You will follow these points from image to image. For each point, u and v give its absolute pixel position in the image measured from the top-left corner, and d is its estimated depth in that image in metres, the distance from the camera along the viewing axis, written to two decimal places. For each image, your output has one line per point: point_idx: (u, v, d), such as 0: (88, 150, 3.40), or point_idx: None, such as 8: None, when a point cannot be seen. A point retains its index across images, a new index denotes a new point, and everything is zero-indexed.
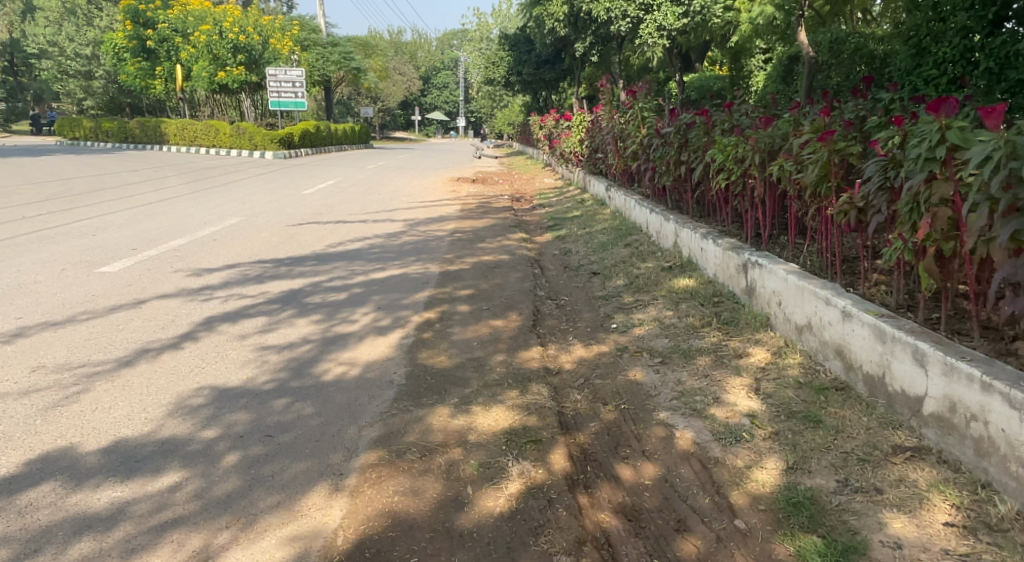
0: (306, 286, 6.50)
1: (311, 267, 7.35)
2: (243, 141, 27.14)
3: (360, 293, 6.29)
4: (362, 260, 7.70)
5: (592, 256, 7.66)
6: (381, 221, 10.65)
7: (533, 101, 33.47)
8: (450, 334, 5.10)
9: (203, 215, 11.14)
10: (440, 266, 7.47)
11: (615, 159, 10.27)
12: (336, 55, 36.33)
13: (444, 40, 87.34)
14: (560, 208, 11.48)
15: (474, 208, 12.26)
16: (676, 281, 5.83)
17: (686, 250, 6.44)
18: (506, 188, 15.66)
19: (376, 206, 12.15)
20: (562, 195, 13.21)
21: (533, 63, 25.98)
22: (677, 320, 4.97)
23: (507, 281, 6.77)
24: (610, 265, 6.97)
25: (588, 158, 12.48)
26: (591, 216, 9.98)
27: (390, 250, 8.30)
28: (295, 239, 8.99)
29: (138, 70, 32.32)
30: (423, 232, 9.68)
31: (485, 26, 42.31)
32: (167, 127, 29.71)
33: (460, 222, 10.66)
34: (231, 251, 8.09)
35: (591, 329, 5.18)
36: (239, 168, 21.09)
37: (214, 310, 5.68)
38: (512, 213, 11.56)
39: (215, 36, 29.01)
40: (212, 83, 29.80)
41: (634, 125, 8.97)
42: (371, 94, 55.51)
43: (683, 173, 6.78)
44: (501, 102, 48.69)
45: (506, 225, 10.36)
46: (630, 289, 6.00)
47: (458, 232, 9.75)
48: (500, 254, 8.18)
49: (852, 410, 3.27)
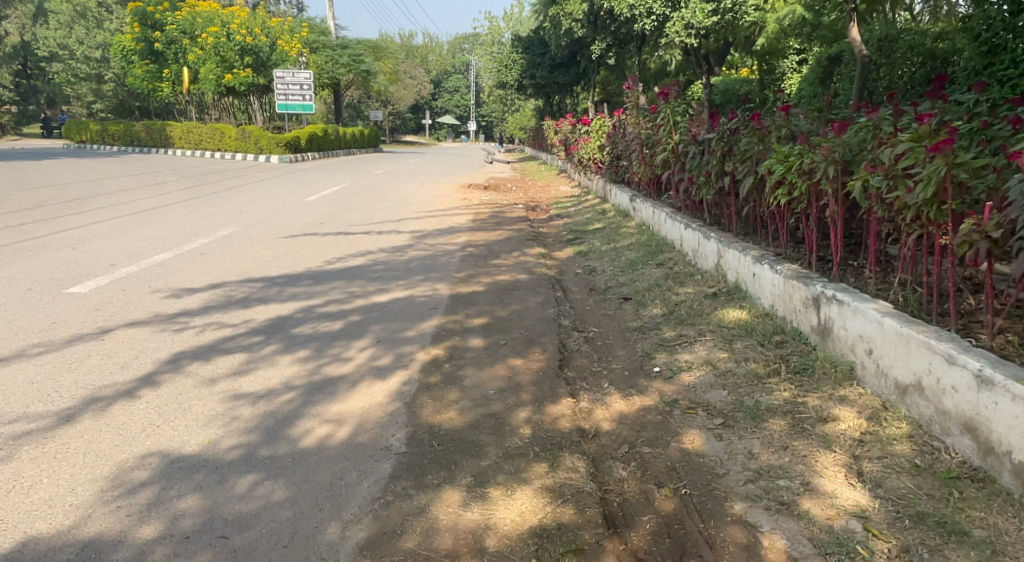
0: (298, 313, 5.70)
1: (305, 287, 6.57)
2: (248, 145, 26.27)
3: (358, 321, 5.49)
4: (361, 279, 6.92)
5: (621, 276, 6.83)
6: (387, 233, 9.86)
7: (547, 106, 32.57)
8: (461, 377, 4.28)
9: (197, 225, 10.37)
10: (450, 287, 6.67)
11: (642, 167, 9.44)
12: (345, 58, 35.64)
13: (455, 44, 86.74)
14: (579, 219, 10.67)
15: (486, 218, 11.45)
16: (725, 312, 4.99)
17: (732, 273, 5.59)
18: (520, 196, 14.84)
19: (381, 216, 11.38)
20: (581, 204, 12.39)
21: (547, 66, 25.10)
22: (734, 364, 4.12)
23: (526, 307, 5.95)
24: (643, 289, 6.13)
25: (610, 164, 11.65)
26: (615, 229, 9.16)
27: (395, 268, 7.51)
28: (291, 254, 8.20)
29: (146, 73, 31.73)
30: (431, 247, 8.88)
31: (498, 29, 41.45)
32: (173, 130, 29.07)
33: (472, 234, 9.86)
34: (218, 268, 7.29)
35: (629, 373, 4.34)
36: (244, 173, 20.39)
37: (188, 344, 4.90)
38: (528, 225, 10.74)
39: (223, 38, 28.55)
40: (219, 85, 29.25)
41: (665, 130, 8.15)
42: (382, 99, 54.88)
43: (727, 185, 5.95)
44: (511, 106, 47.87)
45: (522, 238, 9.54)
46: (669, 320, 5.16)
47: (469, 246, 8.94)
48: (516, 273, 7.36)
49: (1007, 519, 2.56)
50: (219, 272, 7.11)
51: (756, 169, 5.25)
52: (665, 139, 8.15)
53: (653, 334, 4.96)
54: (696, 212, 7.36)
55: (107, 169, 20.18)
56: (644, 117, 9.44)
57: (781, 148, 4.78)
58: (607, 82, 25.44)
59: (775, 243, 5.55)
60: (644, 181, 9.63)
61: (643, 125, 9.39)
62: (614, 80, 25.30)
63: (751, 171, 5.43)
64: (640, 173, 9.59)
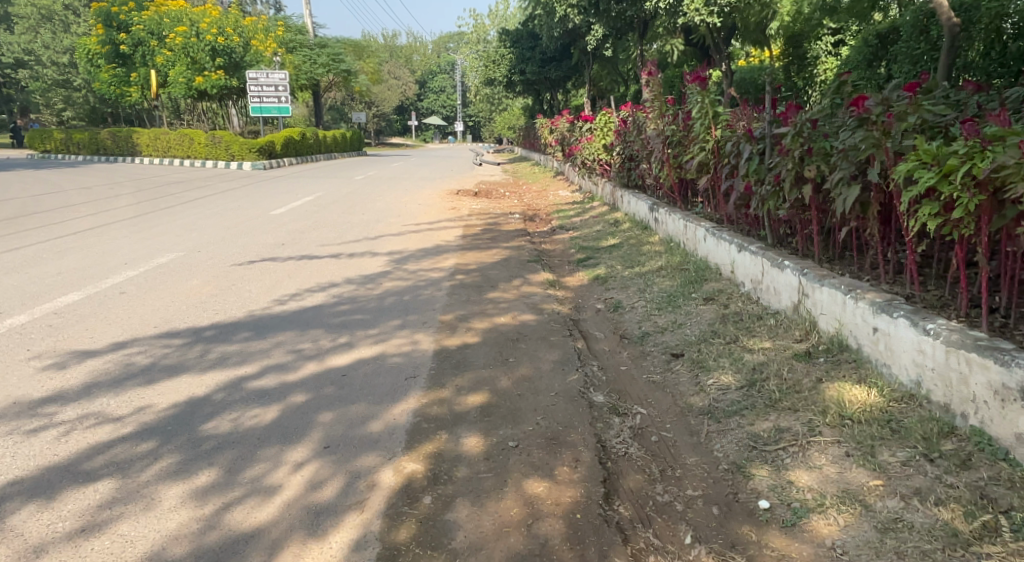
0: (219, 391, 4.00)
1: (240, 344, 4.91)
2: (219, 152, 24.45)
3: (303, 404, 3.84)
4: (318, 329, 5.27)
5: (661, 316, 5.21)
6: (361, 256, 8.22)
7: (536, 104, 30.95)
8: (451, 527, 2.68)
9: (134, 249, 8.67)
10: (436, 339, 5.03)
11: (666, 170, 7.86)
12: (324, 58, 33.78)
13: (439, 44, 85.28)
14: (589, 233, 9.12)
15: (478, 233, 9.84)
16: (839, 389, 3.39)
17: (832, 321, 3.98)
18: (515, 203, 13.25)
19: (355, 232, 9.76)
20: (586, 213, 10.82)
21: (538, 61, 23.46)
22: (899, 504, 2.61)
23: (541, 369, 4.32)
24: (696, 339, 4.53)
25: (620, 167, 10.08)
26: (636, 248, 7.58)
27: (365, 309, 5.86)
28: (236, 289, 6.54)
29: (113, 77, 29.73)
30: (414, 273, 7.25)
31: (484, 28, 39.76)
32: (140, 136, 27.31)
33: (462, 255, 8.25)
34: (135, 315, 5.63)
35: (720, 511, 2.74)
36: (211, 182, 18.61)
37: (33, 461, 3.21)
38: (528, 241, 9.15)
39: (192, 38, 26.74)
40: (190, 88, 27.38)
41: (702, 125, 6.49)
42: (365, 100, 53.03)
43: (811, 195, 4.43)
44: (500, 105, 46.37)
45: (523, 260, 7.94)
46: (754, 397, 3.55)
47: (460, 272, 7.31)
48: (521, 313, 5.74)
49: None
50: (134, 322, 5.41)
51: (872, 175, 3.76)
52: (702, 136, 6.50)
53: (735, 426, 3.34)
54: (747, 230, 5.82)
55: (59, 181, 18.36)
56: (667, 110, 7.86)
57: (923, 144, 3.29)
58: (601, 77, 23.86)
59: (887, 279, 4.04)
60: (668, 187, 8.07)
61: (668, 120, 7.80)
62: (608, 75, 23.71)
63: (850, 180, 4.00)
64: (663, 177, 8.02)
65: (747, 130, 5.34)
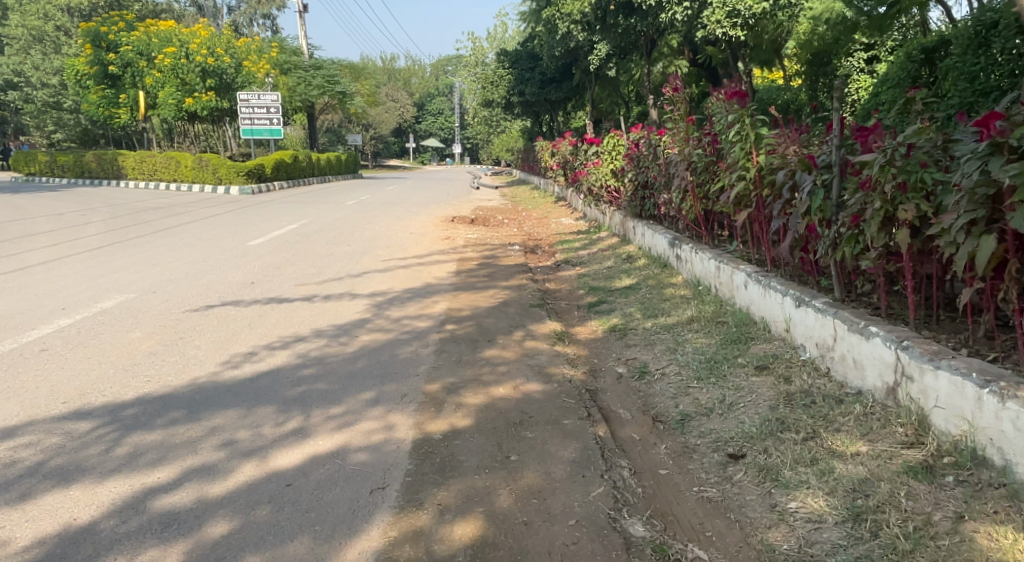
0: (109, 519, 2.92)
1: (164, 431, 3.84)
2: (206, 175, 23.35)
3: (220, 542, 2.76)
4: (267, 407, 4.18)
5: (704, 390, 4.12)
6: (337, 297, 7.12)
7: (535, 125, 30.00)
8: None
9: (81, 289, 7.56)
10: (416, 422, 3.93)
11: (692, 201, 6.83)
12: (318, 79, 32.54)
13: (437, 66, 85.09)
14: (600, 271, 8.05)
15: (474, 268, 8.77)
16: (995, 537, 2.46)
17: (952, 423, 2.90)
18: (514, 232, 12.19)
19: (335, 269, 8.66)
20: (593, 245, 9.76)
21: (537, 82, 22.51)
22: None
23: (552, 475, 3.23)
24: (759, 431, 3.44)
25: (631, 196, 9.05)
26: (656, 292, 6.52)
27: (332, 374, 4.76)
28: (181, 344, 5.45)
29: (102, 99, 28.35)
30: (397, 322, 6.16)
31: (482, 50, 38.95)
32: (124, 159, 26.11)
33: (455, 297, 7.17)
34: (44, 385, 4.54)
35: None
36: (194, 208, 17.49)
37: None
38: (530, 279, 8.07)
39: (182, 59, 25.66)
40: (179, 110, 26.31)
41: (740, 150, 5.40)
42: (362, 122, 52.03)
43: (908, 243, 3.45)
44: (498, 127, 45.37)
45: (525, 303, 6.86)
46: (867, 543, 2.59)
47: (451, 320, 6.23)
48: (525, 379, 4.65)
49: None
50: (38, 397, 4.32)
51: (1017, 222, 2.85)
52: (740, 163, 5.41)
53: None
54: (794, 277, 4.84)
55: (30, 207, 17.15)
56: (695, 135, 6.83)
57: None
58: (602, 98, 22.94)
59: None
60: (692, 222, 7.05)
61: (693, 146, 6.78)
62: (608, 96, 22.82)
63: (975, 229, 3.07)
64: (687, 211, 6.99)
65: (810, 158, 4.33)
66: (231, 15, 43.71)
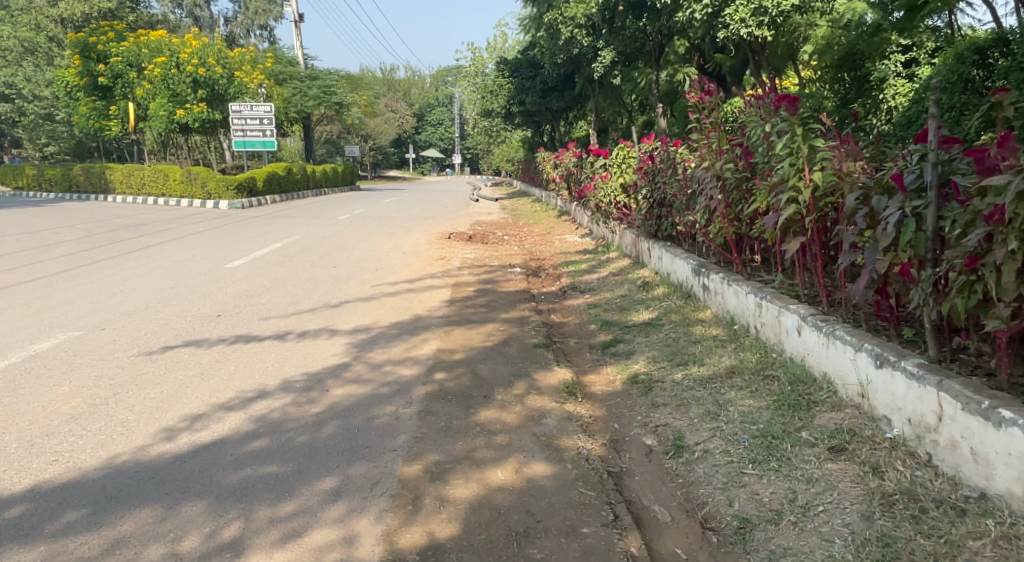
0: None
1: (51, 547, 2.91)
2: (195, 189, 22.32)
3: None
4: (194, 504, 3.24)
5: (763, 480, 3.22)
6: (310, 334, 6.14)
7: (537, 136, 29.07)
8: None
9: (21, 325, 6.58)
10: (386, 533, 3.01)
11: (721, 224, 5.87)
12: (314, 89, 31.09)
13: (437, 76, 84.42)
14: (613, 300, 7.07)
15: (471, 296, 7.79)
16: None
17: None
18: (515, 251, 11.22)
19: (314, 299, 7.67)
20: (603, 267, 8.79)
21: (539, 91, 21.59)
22: None
23: None
24: (857, 558, 2.66)
25: (646, 214, 8.07)
26: (683, 331, 5.55)
27: (287, 449, 3.79)
28: (111, 402, 4.49)
29: (92, 111, 27.32)
30: (378, 368, 5.18)
31: (481, 60, 38.03)
32: (112, 173, 24.96)
33: (446, 333, 6.19)
34: None
35: None
36: (178, 224, 16.46)
37: None
38: (533, 309, 7.09)
39: (172, 70, 24.51)
40: (171, 122, 25.22)
41: (791, 164, 4.41)
42: (361, 132, 51.08)
43: None
44: (498, 138, 44.65)
45: (528, 343, 5.88)
46: None
47: (441, 366, 5.25)
48: (527, 456, 3.68)
49: None
50: None
51: None
52: (791, 180, 4.41)
53: None
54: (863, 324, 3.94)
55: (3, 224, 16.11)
56: (727, 146, 5.86)
57: None
58: (605, 107, 22.03)
59: None
60: (721, 248, 6.10)
61: (723, 160, 5.81)
62: (610, 106, 21.92)
63: None
64: (715, 235, 6.03)
65: (894, 178, 3.36)
66: (228, 26, 42.70)
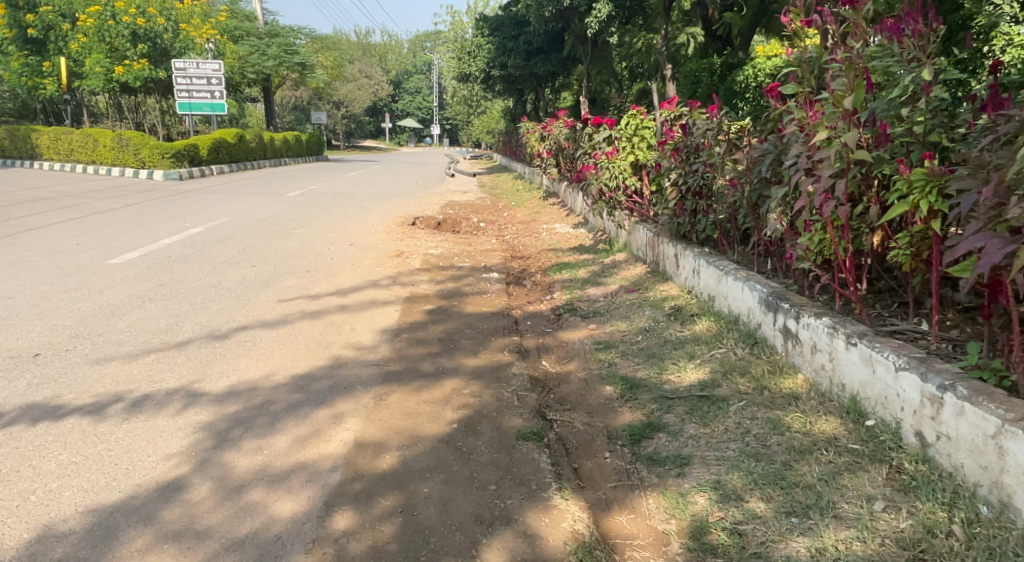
0: None
1: None
2: (127, 157, 19.57)
3: None
4: None
5: None
6: (149, 407, 3.79)
7: (519, 104, 26.60)
8: None
9: None
10: None
11: (825, 231, 3.56)
12: (276, 48, 28.16)
13: (416, 42, 81.36)
14: (632, 335, 4.79)
15: (425, 319, 5.47)
16: None
17: None
18: (492, 244, 8.89)
19: (195, 325, 5.30)
20: (610, 275, 6.50)
21: (522, 52, 19.08)
22: None
23: None
24: None
25: (672, 207, 5.77)
26: (776, 420, 3.23)
27: None
28: None
29: (24, 67, 24.37)
30: (232, 500, 2.89)
31: (462, 23, 35.35)
32: (38, 136, 22.10)
33: (373, 402, 3.85)
34: None
35: None
36: (95, 198, 13.88)
37: None
38: (515, 349, 4.80)
39: (108, 20, 21.47)
40: (110, 81, 22.34)
41: None
42: (332, 98, 48.22)
43: None
44: (477, 105, 42.14)
45: (505, 425, 3.58)
46: None
47: (348, 492, 2.94)
48: None
49: None
50: None
51: None
52: None
53: None
54: None
55: None
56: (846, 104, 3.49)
57: None
58: (596, 73, 19.63)
59: None
60: (819, 268, 3.78)
61: (853, 125, 3.31)
62: (600, 72, 19.54)
63: None
64: (808, 248, 3.74)
65: None
66: None
